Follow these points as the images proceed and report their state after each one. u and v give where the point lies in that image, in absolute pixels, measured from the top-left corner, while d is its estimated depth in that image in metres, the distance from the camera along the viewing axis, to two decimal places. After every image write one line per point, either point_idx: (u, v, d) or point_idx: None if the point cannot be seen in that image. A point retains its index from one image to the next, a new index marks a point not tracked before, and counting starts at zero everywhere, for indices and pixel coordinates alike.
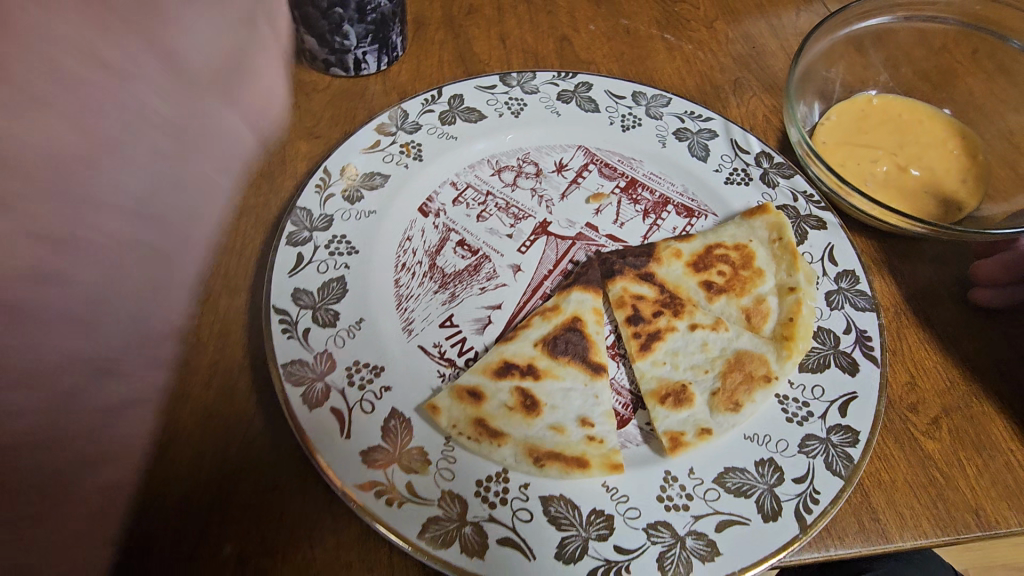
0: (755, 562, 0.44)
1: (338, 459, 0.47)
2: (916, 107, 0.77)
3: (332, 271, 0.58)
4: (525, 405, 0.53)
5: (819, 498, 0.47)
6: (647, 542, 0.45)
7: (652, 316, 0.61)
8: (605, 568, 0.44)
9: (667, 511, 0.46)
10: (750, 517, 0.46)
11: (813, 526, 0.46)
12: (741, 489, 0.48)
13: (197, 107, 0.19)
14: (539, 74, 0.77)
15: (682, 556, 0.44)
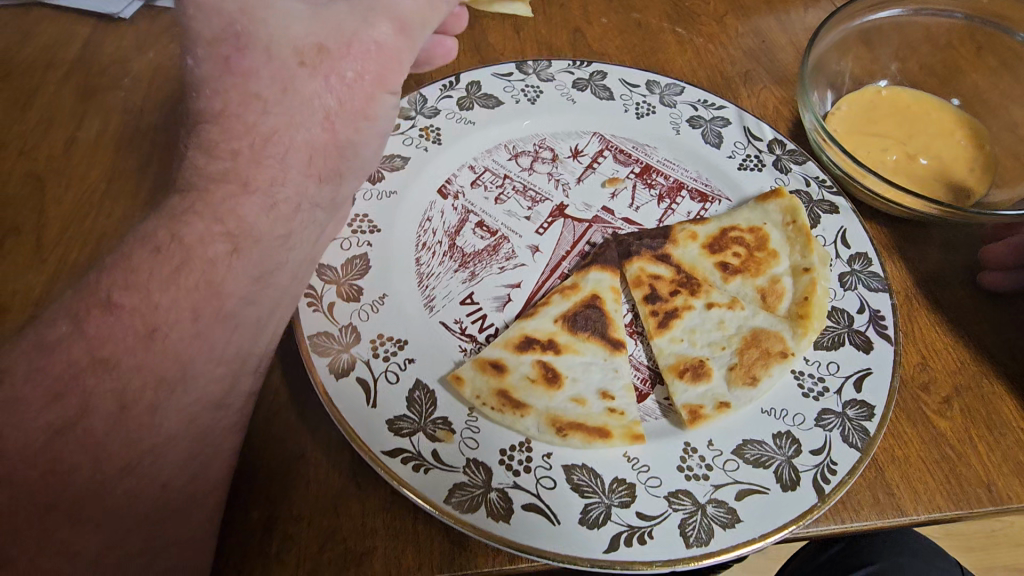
0: (774, 529, 0.45)
1: (365, 426, 0.47)
2: (925, 99, 0.78)
3: (355, 248, 0.59)
4: (547, 378, 0.56)
5: (837, 468, 0.48)
6: (669, 509, 0.46)
7: (669, 295, 0.63)
8: (628, 534, 0.44)
9: (687, 480, 0.47)
10: (769, 486, 0.47)
11: (831, 495, 0.47)
12: (759, 460, 0.49)
13: (293, 155, 0.48)
14: (554, 63, 0.78)
15: (703, 523, 0.45)
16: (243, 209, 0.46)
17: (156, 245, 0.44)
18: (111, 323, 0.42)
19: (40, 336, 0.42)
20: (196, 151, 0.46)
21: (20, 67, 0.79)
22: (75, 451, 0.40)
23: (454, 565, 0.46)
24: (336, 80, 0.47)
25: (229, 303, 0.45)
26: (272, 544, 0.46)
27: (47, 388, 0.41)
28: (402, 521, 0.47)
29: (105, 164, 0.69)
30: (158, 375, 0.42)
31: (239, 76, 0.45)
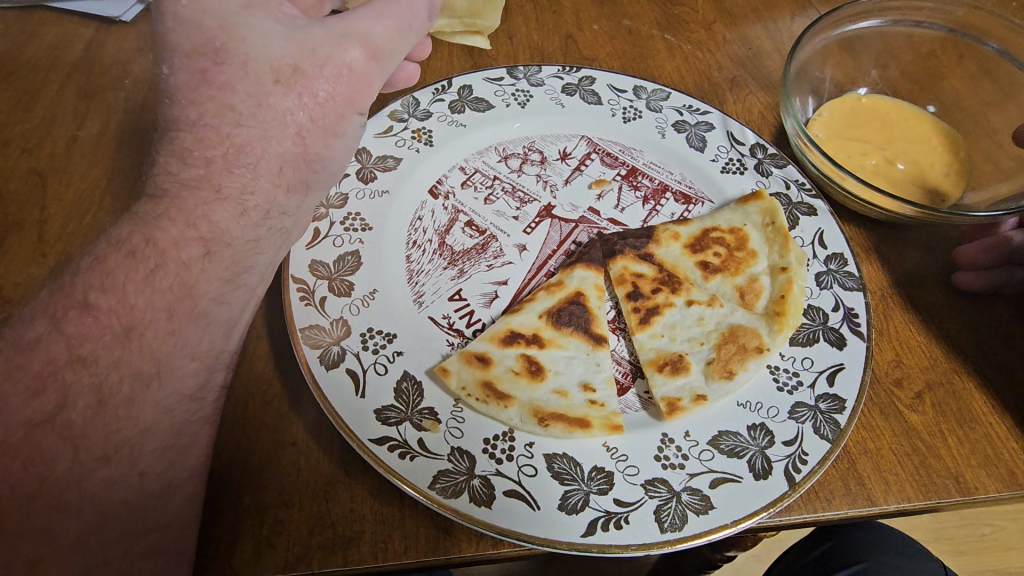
0: (746, 515, 0.47)
1: (354, 415, 0.49)
2: (904, 107, 0.80)
3: (347, 245, 0.61)
4: (531, 371, 0.58)
5: (808, 459, 0.50)
6: (645, 496, 0.47)
7: (651, 293, 0.65)
8: (605, 519, 0.46)
9: (664, 468, 0.49)
10: (742, 475, 0.49)
11: (801, 484, 0.49)
12: (734, 450, 0.51)
13: (266, 157, 0.49)
14: (544, 68, 0.80)
15: (678, 510, 0.47)
16: (215, 215, 0.47)
17: (131, 249, 0.45)
18: (89, 323, 0.44)
19: (17, 336, 0.44)
20: (168, 159, 0.47)
21: (23, 68, 0.81)
22: (55, 442, 0.42)
23: (440, 550, 0.47)
24: (309, 99, 0.49)
25: (201, 302, 0.47)
26: (263, 528, 0.47)
27: (26, 385, 0.42)
28: (389, 508, 0.49)
29: (105, 162, 0.71)
30: (133, 371, 0.44)
31: (216, 89, 0.46)
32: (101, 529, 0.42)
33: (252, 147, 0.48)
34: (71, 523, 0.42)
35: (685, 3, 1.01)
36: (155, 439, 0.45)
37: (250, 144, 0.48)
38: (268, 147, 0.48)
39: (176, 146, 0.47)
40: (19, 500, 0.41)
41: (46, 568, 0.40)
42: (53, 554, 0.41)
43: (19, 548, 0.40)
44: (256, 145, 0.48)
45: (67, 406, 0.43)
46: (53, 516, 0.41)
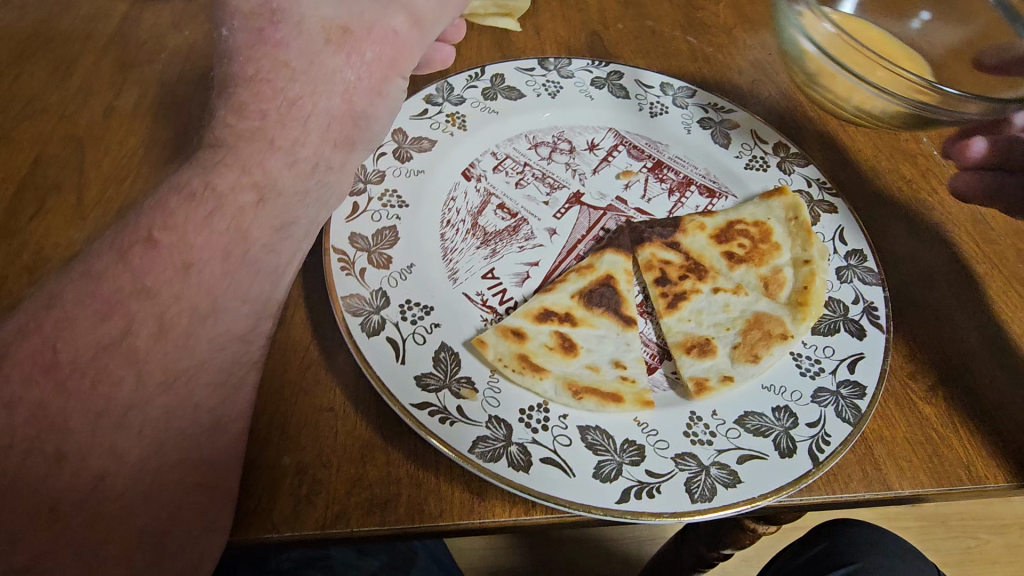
0: (772, 490, 0.48)
1: (395, 380, 0.50)
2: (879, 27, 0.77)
3: (385, 220, 0.63)
4: (564, 347, 0.60)
5: (830, 440, 0.52)
6: (675, 469, 0.49)
7: (678, 279, 0.68)
8: (638, 488, 0.47)
9: (692, 444, 0.51)
10: (768, 453, 0.51)
11: (825, 463, 0.50)
12: (760, 429, 0.52)
13: (314, 114, 0.49)
14: (574, 61, 0.82)
15: (708, 482, 0.48)
16: (269, 163, 0.49)
17: (191, 191, 0.47)
18: (152, 258, 0.45)
19: (87, 267, 0.45)
20: (226, 112, 0.48)
21: (60, 37, 0.81)
22: (120, 365, 0.43)
23: (474, 514, 0.49)
24: (357, 59, 0.49)
25: (254, 248, 0.48)
26: (303, 486, 0.48)
27: (95, 310, 0.44)
28: (425, 472, 0.50)
29: (143, 131, 0.71)
30: (191, 305, 0.45)
31: (272, 46, 0.47)
32: (160, 453, 0.44)
33: (306, 107, 0.49)
34: (133, 445, 0.43)
35: (705, 8, 1.04)
36: (202, 389, 0.46)
37: (305, 102, 0.49)
38: (318, 106, 0.49)
39: (232, 100, 0.49)
40: (87, 420, 0.42)
41: (111, 485, 0.42)
42: (114, 474, 0.42)
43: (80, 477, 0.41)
44: (307, 104, 0.49)
45: (131, 333, 0.44)
46: (117, 434, 0.42)
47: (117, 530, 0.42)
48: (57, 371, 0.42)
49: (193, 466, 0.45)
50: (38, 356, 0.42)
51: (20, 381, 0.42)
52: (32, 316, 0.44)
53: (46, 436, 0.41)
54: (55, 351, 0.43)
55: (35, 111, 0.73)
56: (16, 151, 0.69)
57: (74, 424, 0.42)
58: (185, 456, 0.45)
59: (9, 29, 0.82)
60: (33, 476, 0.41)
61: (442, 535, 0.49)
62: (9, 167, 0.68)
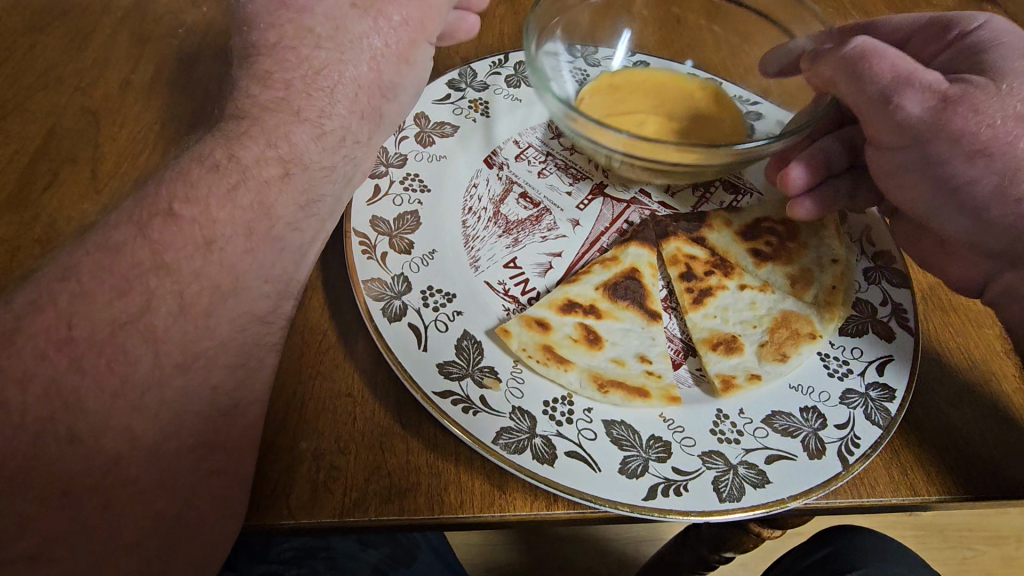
0: (802, 492, 0.47)
1: (418, 367, 0.49)
2: (647, 76, 0.76)
3: (406, 204, 0.61)
4: (589, 339, 0.58)
5: (860, 443, 0.51)
6: (702, 467, 0.48)
7: (703, 275, 0.67)
8: (664, 485, 0.46)
9: (718, 441, 0.50)
10: (796, 453, 0.49)
11: (854, 466, 0.49)
12: (788, 429, 0.51)
13: (339, 81, 0.48)
14: (601, 49, 0.81)
15: (736, 482, 0.47)
16: (295, 136, 0.47)
17: (214, 162, 0.46)
18: (173, 232, 0.44)
19: (104, 238, 0.43)
20: (249, 82, 0.47)
21: (78, 9, 0.80)
22: (138, 344, 0.42)
23: (496, 507, 0.47)
24: (384, 23, 0.48)
25: (279, 226, 0.47)
26: (321, 472, 0.47)
27: (113, 285, 0.42)
28: (445, 462, 0.49)
29: (160, 106, 0.70)
30: (213, 283, 0.44)
31: (295, 12, 0.47)
32: (178, 435, 0.42)
33: (331, 74, 0.48)
34: (151, 426, 0.41)
35: None
36: (222, 370, 0.44)
37: (332, 69, 0.48)
38: (344, 74, 0.48)
39: (255, 70, 0.48)
40: (102, 399, 0.40)
41: (127, 468, 0.40)
42: (131, 456, 0.41)
43: (100, 458, 0.40)
44: (335, 69, 0.48)
45: (151, 310, 0.42)
46: (133, 416, 0.41)
47: (129, 516, 0.40)
48: (72, 347, 0.40)
49: (209, 450, 0.43)
50: (52, 331, 0.41)
51: (34, 356, 0.40)
52: (45, 290, 0.42)
53: (60, 416, 0.39)
54: (70, 326, 0.41)
55: (50, 82, 0.71)
56: (29, 122, 0.68)
57: (89, 403, 0.40)
58: (202, 440, 0.43)
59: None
60: (46, 457, 0.39)
61: (463, 528, 0.48)
62: (23, 139, 0.66)
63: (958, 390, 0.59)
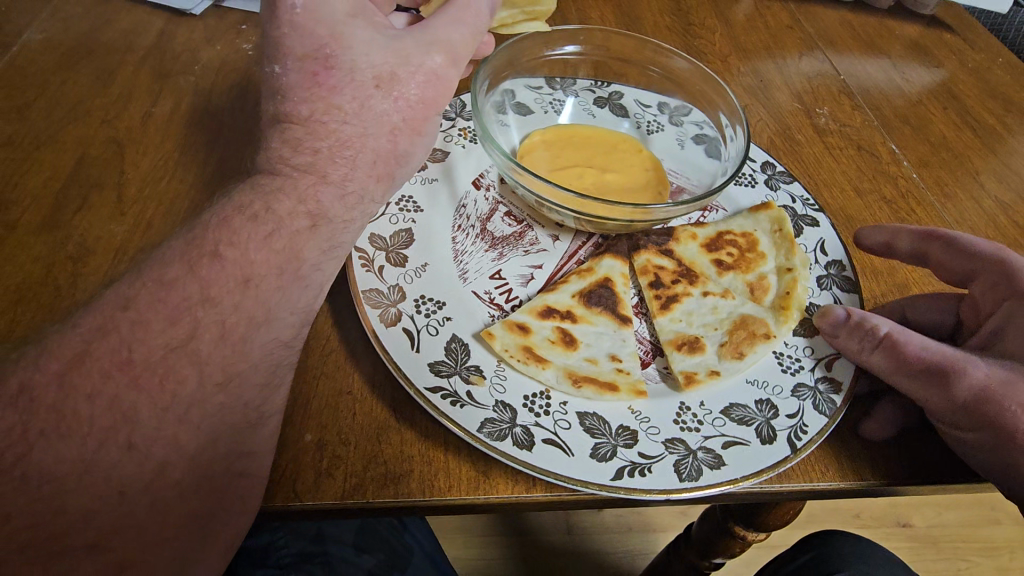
0: (752, 473, 0.53)
1: (411, 367, 0.55)
2: (580, 130, 0.82)
3: (402, 224, 0.68)
4: (565, 341, 0.65)
5: (808, 430, 0.57)
6: (665, 452, 0.54)
7: (670, 283, 0.73)
8: (630, 468, 0.52)
9: (679, 430, 0.56)
10: (750, 440, 0.55)
11: (801, 450, 0.55)
12: (743, 419, 0.57)
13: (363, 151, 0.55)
14: (578, 81, 0.89)
15: (694, 465, 0.53)
16: (322, 195, 0.55)
17: (253, 213, 0.52)
18: (216, 270, 0.50)
19: (158, 274, 0.49)
20: (281, 146, 0.54)
21: (101, 48, 0.88)
22: (184, 368, 0.48)
23: (479, 491, 0.53)
24: (402, 102, 0.56)
25: (305, 268, 0.54)
26: (323, 461, 0.53)
27: (165, 315, 0.48)
28: (438, 452, 0.54)
29: (177, 137, 0.77)
30: (249, 314, 0.50)
31: (326, 91, 0.53)
32: (213, 447, 0.49)
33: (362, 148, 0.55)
34: (192, 440, 0.48)
35: (703, 37, 1.16)
36: (252, 390, 0.50)
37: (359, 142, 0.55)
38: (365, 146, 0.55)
39: (285, 134, 0.54)
40: (156, 413, 0.47)
41: (170, 476, 0.47)
42: (175, 464, 0.47)
43: (151, 459, 0.46)
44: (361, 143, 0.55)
45: (196, 337, 0.48)
46: (178, 429, 0.47)
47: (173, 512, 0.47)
48: (131, 367, 0.46)
49: (236, 456, 0.49)
50: (115, 354, 0.46)
51: (98, 375, 0.46)
52: (109, 317, 0.47)
53: (118, 428, 0.45)
54: (130, 350, 0.47)
55: (80, 115, 0.79)
56: (59, 151, 0.75)
57: (143, 419, 0.46)
58: (231, 449, 0.49)
59: (53, 40, 0.88)
60: (105, 463, 0.45)
61: (452, 510, 0.53)
62: (55, 165, 0.73)
63: None
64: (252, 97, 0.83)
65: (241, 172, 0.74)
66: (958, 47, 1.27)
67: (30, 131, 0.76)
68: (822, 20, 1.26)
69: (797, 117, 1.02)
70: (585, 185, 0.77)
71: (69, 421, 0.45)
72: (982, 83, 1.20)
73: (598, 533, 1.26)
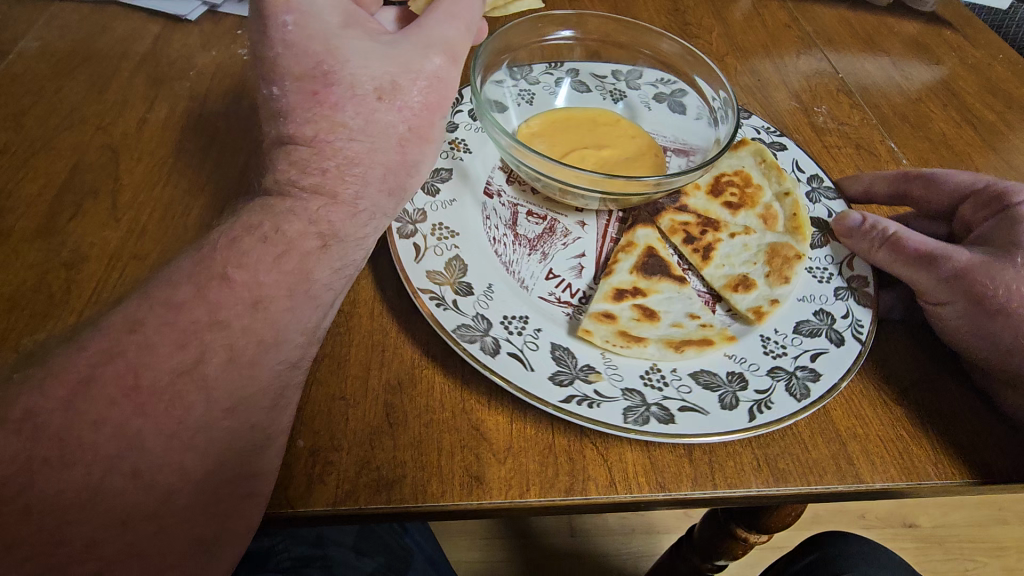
0: (846, 373, 0.61)
1: (535, 386, 0.56)
2: (560, 113, 0.83)
3: (446, 252, 0.66)
4: (647, 315, 0.69)
5: (864, 326, 0.66)
6: (773, 382, 0.60)
7: (700, 235, 0.80)
8: (757, 405, 0.58)
9: (772, 359, 0.63)
10: (828, 347, 0.64)
11: (867, 341, 0.65)
12: (813, 331, 0.66)
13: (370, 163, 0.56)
14: (534, 66, 0.88)
15: (799, 384, 0.60)
16: (334, 216, 0.55)
17: (263, 234, 0.52)
18: (226, 295, 0.49)
19: (165, 296, 0.49)
20: (288, 167, 0.54)
21: (98, 55, 0.88)
22: (194, 393, 0.47)
23: (474, 496, 0.53)
24: (407, 112, 0.56)
25: (316, 287, 0.53)
26: (316, 466, 0.53)
27: (175, 338, 0.47)
28: (435, 459, 0.54)
29: (173, 143, 0.77)
30: (259, 337, 0.50)
31: (329, 109, 0.54)
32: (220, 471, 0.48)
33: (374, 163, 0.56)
34: (200, 464, 0.47)
35: (700, 37, 1.16)
36: (262, 412, 0.50)
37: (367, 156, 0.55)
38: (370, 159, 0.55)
39: (292, 155, 0.54)
40: (161, 439, 0.46)
41: (177, 503, 0.46)
42: (182, 488, 0.46)
43: (158, 483, 0.45)
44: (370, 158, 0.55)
45: (203, 361, 0.48)
46: (185, 455, 0.46)
47: (178, 537, 0.46)
48: (137, 395, 0.46)
49: (247, 479, 0.49)
50: (122, 379, 0.46)
51: (104, 402, 0.45)
52: (115, 341, 0.47)
53: (126, 454, 0.45)
54: (137, 376, 0.46)
55: (75, 122, 0.79)
56: (57, 158, 0.75)
57: (150, 444, 0.45)
58: (240, 472, 0.49)
59: (51, 48, 0.88)
60: (112, 491, 0.44)
61: (443, 516, 0.53)
62: (52, 172, 0.73)
63: (901, 387, 0.65)
64: (247, 101, 0.84)
65: (239, 181, 0.74)
66: (958, 44, 1.26)
67: (28, 140, 0.77)
68: (820, 18, 1.26)
69: (795, 116, 1.02)
70: (590, 162, 0.77)
71: (75, 450, 0.44)
72: (984, 78, 1.19)
73: (600, 535, 1.25)
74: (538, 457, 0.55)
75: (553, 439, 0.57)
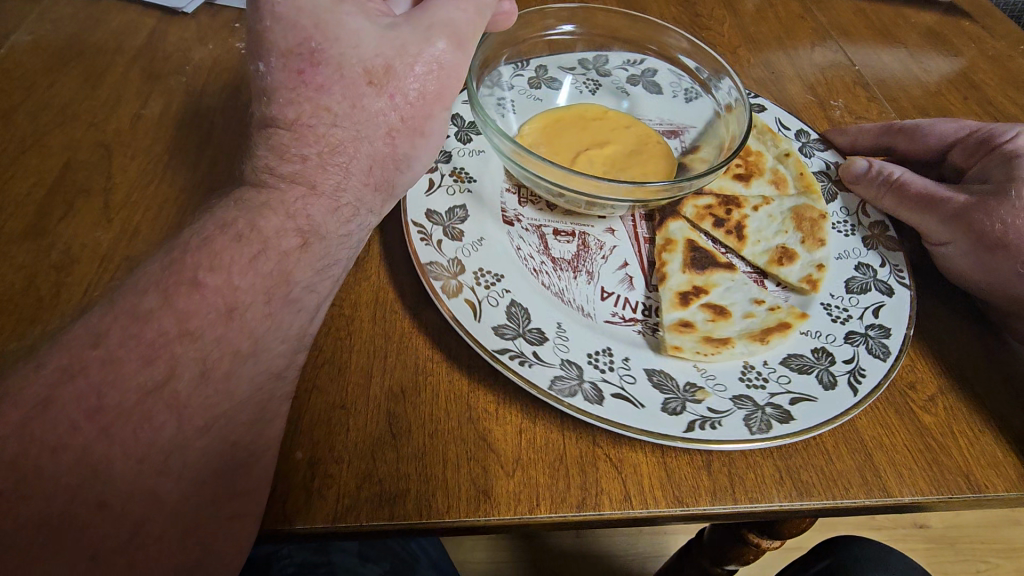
0: (909, 318, 0.63)
1: (649, 421, 0.53)
2: (550, 116, 0.79)
3: (501, 300, 0.61)
4: (717, 313, 0.67)
5: (903, 270, 0.68)
6: (855, 350, 0.61)
7: (726, 215, 0.78)
8: (851, 377, 0.58)
9: (843, 325, 0.64)
10: (882, 299, 0.66)
11: (911, 282, 0.67)
12: (864, 287, 0.67)
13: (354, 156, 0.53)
14: (502, 71, 0.82)
15: (877, 344, 0.61)
16: (312, 210, 0.52)
17: (237, 232, 0.50)
18: (198, 300, 0.47)
19: (132, 305, 0.46)
20: (268, 154, 0.52)
21: (91, 50, 0.85)
22: (163, 412, 0.45)
23: (482, 511, 0.50)
24: (399, 99, 0.53)
25: (296, 289, 0.51)
26: (314, 480, 0.50)
27: (142, 353, 0.45)
28: (440, 474, 0.51)
29: (166, 140, 0.74)
30: (233, 348, 0.48)
31: (314, 90, 0.51)
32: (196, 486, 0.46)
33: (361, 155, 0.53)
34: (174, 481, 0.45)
35: (711, 28, 1.12)
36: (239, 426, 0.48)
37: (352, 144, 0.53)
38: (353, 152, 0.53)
39: (273, 142, 0.52)
40: (130, 464, 0.44)
41: (152, 526, 0.44)
42: (158, 513, 0.44)
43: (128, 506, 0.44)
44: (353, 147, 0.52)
45: (175, 377, 0.46)
46: (158, 473, 0.44)
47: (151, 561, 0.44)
48: (101, 417, 0.44)
49: (225, 497, 0.46)
50: (83, 401, 0.44)
51: (71, 417, 0.43)
52: (79, 357, 0.45)
53: (91, 481, 0.43)
54: (101, 396, 0.44)
55: (66, 119, 0.76)
56: (46, 157, 0.72)
57: (116, 468, 0.44)
58: (218, 491, 0.46)
59: (43, 42, 0.86)
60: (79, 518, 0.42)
61: (451, 533, 0.50)
62: (41, 173, 0.71)
63: (926, 394, 0.61)
64: (242, 96, 0.81)
65: (231, 178, 0.71)
66: (975, 33, 1.22)
67: (16, 136, 0.74)
68: (834, 9, 1.22)
69: (811, 111, 0.98)
70: (598, 161, 0.74)
71: (40, 466, 0.42)
72: (1004, 70, 1.14)
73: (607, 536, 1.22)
74: (549, 470, 0.53)
75: (565, 449, 0.54)
